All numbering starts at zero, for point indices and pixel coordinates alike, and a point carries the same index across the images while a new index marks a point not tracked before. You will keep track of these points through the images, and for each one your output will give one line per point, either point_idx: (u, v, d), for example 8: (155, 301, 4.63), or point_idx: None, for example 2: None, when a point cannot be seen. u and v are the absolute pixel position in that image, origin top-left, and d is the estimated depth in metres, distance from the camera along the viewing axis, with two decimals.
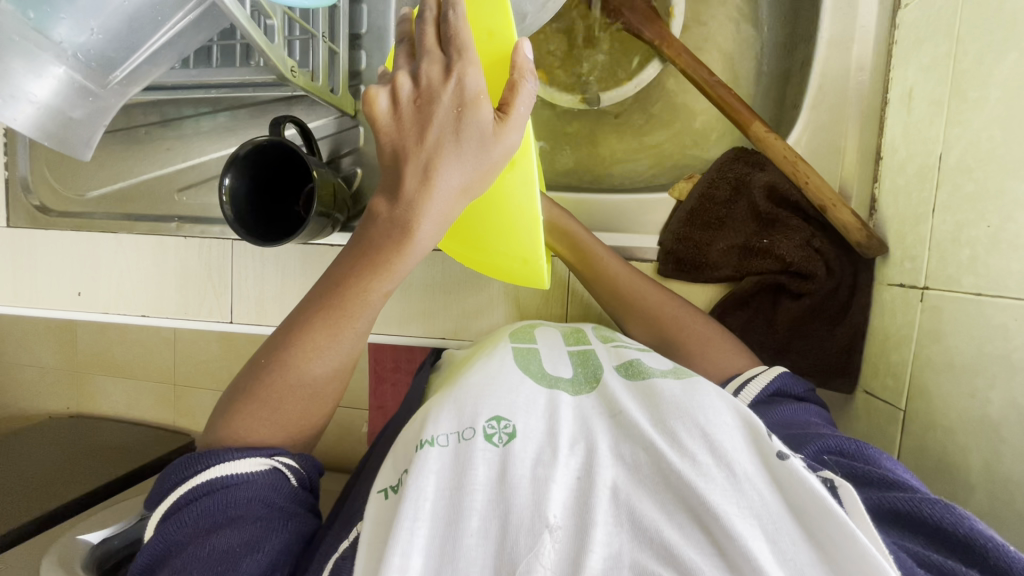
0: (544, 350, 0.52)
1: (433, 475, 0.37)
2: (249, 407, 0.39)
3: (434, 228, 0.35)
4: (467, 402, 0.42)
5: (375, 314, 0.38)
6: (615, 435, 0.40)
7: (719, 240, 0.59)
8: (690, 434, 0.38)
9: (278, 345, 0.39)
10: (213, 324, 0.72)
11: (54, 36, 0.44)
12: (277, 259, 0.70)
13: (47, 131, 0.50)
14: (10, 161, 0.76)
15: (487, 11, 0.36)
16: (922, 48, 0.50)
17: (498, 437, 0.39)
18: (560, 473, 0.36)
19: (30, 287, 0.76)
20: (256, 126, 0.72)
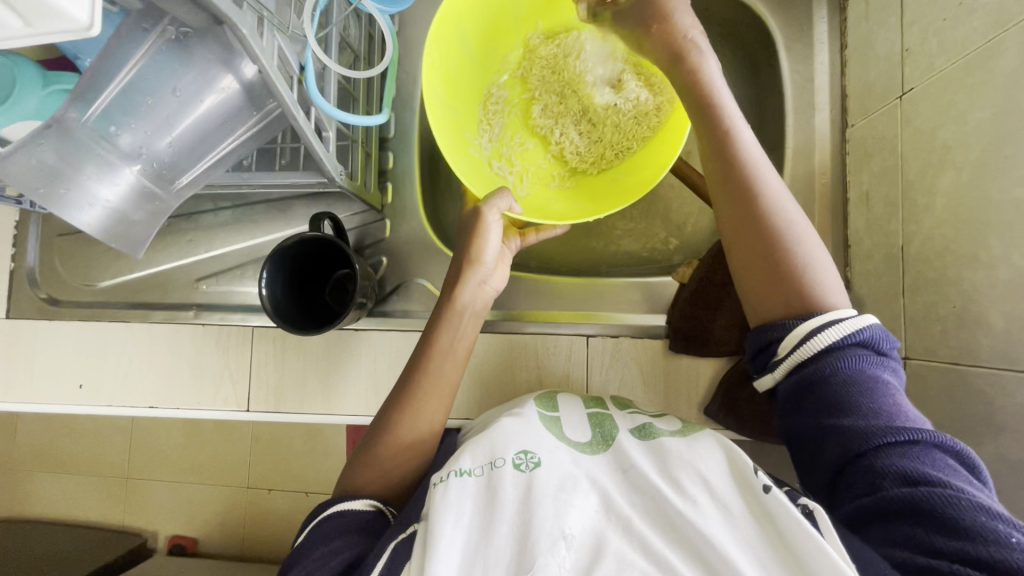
0: (564, 414, 0.57)
1: (470, 497, 0.46)
2: (361, 466, 0.54)
3: (468, 316, 0.58)
4: (499, 441, 0.50)
5: (444, 385, 0.57)
6: (628, 484, 0.48)
7: (721, 317, 0.65)
8: (691, 480, 0.46)
9: (381, 420, 0.55)
10: (227, 413, 0.71)
11: (122, 143, 0.49)
12: (299, 345, 0.71)
13: (110, 232, 0.53)
14: (17, 253, 0.76)
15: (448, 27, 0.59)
16: (872, 159, 0.61)
17: (525, 465, 0.47)
18: (579, 502, 0.45)
19: (25, 381, 0.73)
20: (278, 218, 0.75)
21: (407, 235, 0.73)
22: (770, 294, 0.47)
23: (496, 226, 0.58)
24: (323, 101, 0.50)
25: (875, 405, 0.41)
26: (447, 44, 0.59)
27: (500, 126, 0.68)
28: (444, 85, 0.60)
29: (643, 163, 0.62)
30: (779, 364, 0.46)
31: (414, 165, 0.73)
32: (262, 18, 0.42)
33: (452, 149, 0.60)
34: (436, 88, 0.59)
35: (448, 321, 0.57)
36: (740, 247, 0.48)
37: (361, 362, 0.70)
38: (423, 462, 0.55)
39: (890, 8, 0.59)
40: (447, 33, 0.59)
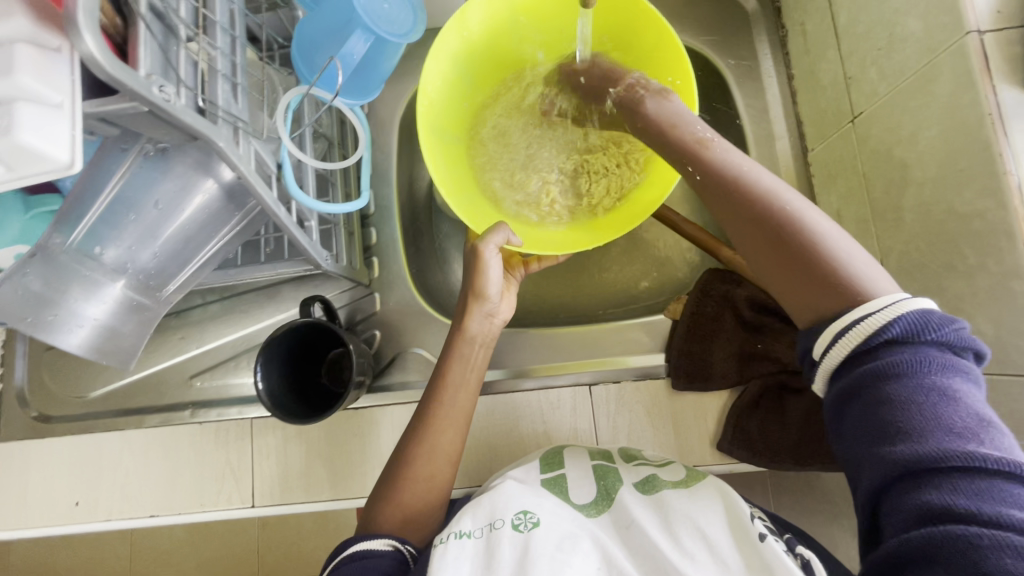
0: (569, 468, 0.56)
1: (468, 560, 0.45)
2: (378, 503, 0.54)
3: (479, 346, 0.59)
4: (500, 499, 0.50)
5: (459, 418, 0.57)
6: (628, 545, 0.48)
7: (719, 349, 0.67)
8: (690, 534, 0.47)
9: (398, 451, 0.56)
10: (231, 513, 0.69)
11: (103, 258, 0.49)
12: (301, 431, 0.70)
13: (98, 348, 0.52)
14: (6, 373, 0.75)
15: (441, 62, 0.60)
16: (837, 181, 0.64)
17: (524, 525, 0.47)
18: (579, 562, 0.45)
19: (19, 505, 0.70)
20: (267, 305, 0.75)
21: (398, 306, 0.73)
22: (796, 292, 0.43)
23: (496, 259, 0.57)
24: (302, 195, 0.50)
25: (910, 423, 0.36)
26: (444, 70, 0.61)
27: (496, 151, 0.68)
28: (440, 123, 0.63)
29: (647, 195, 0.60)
30: (817, 372, 0.42)
31: (397, 238, 0.75)
32: (237, 128, 0.43)
33: (446, 182, 0.60)
34: (432, 129, 0.61)
35: (459, 352, 0.58)
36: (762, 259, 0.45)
37: (366, 441, 0.69)
38: (440, 499, 0.55)
39: (828, 42, 0.63)
40: (438, 73, 0.60)
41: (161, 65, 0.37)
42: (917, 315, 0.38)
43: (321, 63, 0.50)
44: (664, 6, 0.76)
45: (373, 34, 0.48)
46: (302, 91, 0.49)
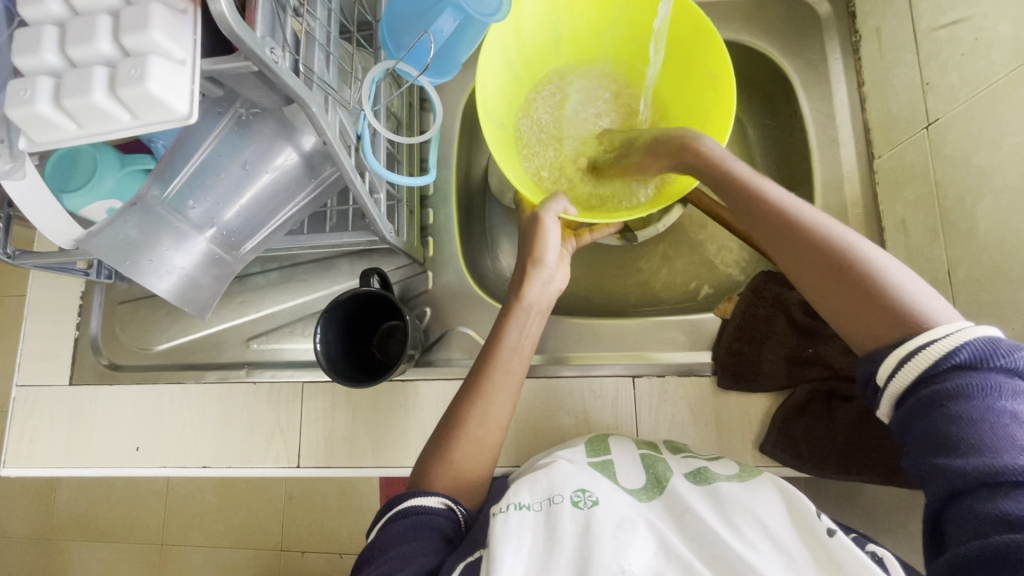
0: (617, 457, 0.57)
1: (529, 531, 0.46)
2: (429, 457, 0.56)
3: (536, 311, 0.61)
4: (558, 476, 0.51)
5: (512, 382, 0.59)
6: (685, 533, 0.48)
7: (768, 351, 0.66)
8: (751, 525, 0.47)
9: (452, 408, 0.58)
10: (278, 470, 0.72)
11: (191, 210, 0.53)
12: (348, 398, 0.72)
13: (181, 295, 0.55)
14: (82, 322, 0.80)
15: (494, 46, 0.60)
16: (905, 189, 0.62)
17: (584, 502, 0.48)
18: (639, 542, 0.45)
19: (86, 445, 0.75)
20: (324, 276, 0.78)
21: (449, 286, 0.75)
22: (855, 319, 0.43)
23: (555, 227, 0.61)
24: (376, 164, 0.53)
25: (977, 436, 0.36)
26: (500, 55, 0.62)
27: (538, 142, 0.69)
28: (498, 106, 0.64)
29: (690, 178, 0.60)
30: (881, 395, 0.42)
31: (453, 220, 0.77)
32: (328, 96, 0.46)
33: (506, 161, 0.61)
34: (492, 112, 0.62)
35: (515, 318, 0.60)
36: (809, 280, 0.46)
37: (410, 414, 0.71)
38: (489, 460, 0.57)
39: (905, 48, 0.62)
40: (495, 54, 0.61)
41: (272, 27, 0.39)
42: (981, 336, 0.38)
43: (409, 41, 0.53)
44: (734, 7, 0.76)
45: (463, 13, 0.51)
46: (387, 66, 0.51)
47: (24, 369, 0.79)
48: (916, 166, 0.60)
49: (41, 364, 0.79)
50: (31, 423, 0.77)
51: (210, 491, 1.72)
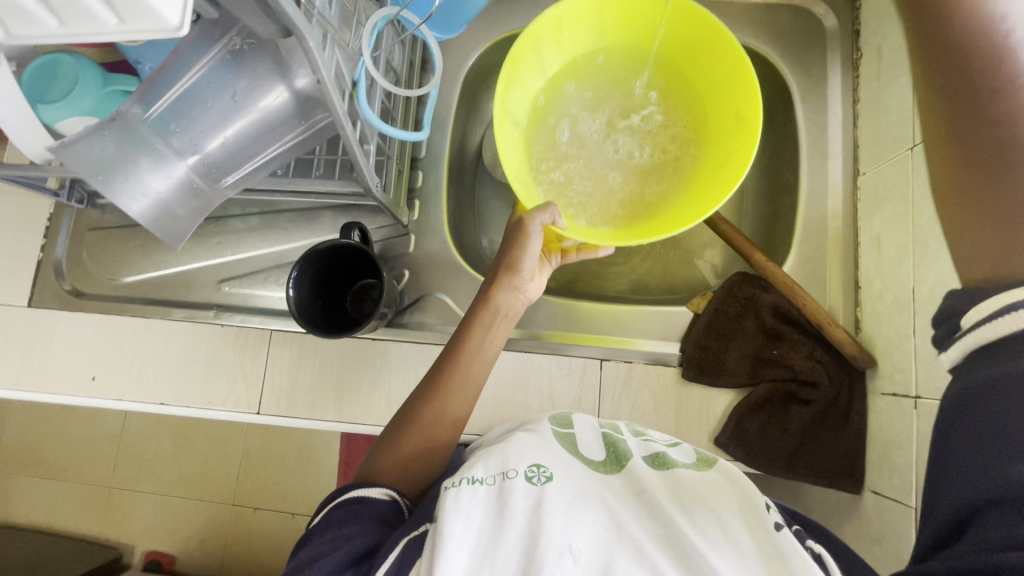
0: (579, 432, 0.59)
1: (480, 504, 0.47)
2: (379, 448, 0.56)
3: (504, 315, 0.61)
4: (512, 453, 0.51)
5: (470, 381, 0.59)
6: (640, 511, 0.50)
7: (734, 349, 0.67)
8: (704, 515, 0.49)
9: (410, 401, 0.58)
10: (238, 415, 0.71)
11: (171, 134, 0.51)
12: (316, 350, 0.72)
13: (154, 220, 0.53)
14: (46, 244, 0.77)
15: (525, 47, 0.61)
16: (883, 206, 0.64)
17: (537, 478, 0.49)
18: (589, 521, 0.47)
19: (41, 369, 0.74)
20: (306, 226, 0.77)
21: (431, 250, 0.75)
22: (973, 250, 0.40)
23: (538, 238, 0.58)
24: (370, 114, 0.52)
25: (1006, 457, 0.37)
26: (528, 56, 0.62)
27: (553, 152, 0.68)
28: (517, 109, 0.64)
29: (697, 209, 0.60)
30: (951, 351, 0.42)
31: (442, 186, 0.76)
32: (327, 33, 0.45)
33: (512, 159, 0.60)
34: (509, 112, 0.62)
35: (483, 319, 0.60)
36: (952, 163, 0.40)
37: (378, 373, 0.71)
38: (441, 453, 0.57)
39: (901, 70, 0.64)
40: (522, 55, 0.61)
41: None
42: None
43: None
44: (746, 10, 0.76)
45: None
46: (390, 11, 0.50)
47: None
48: (897, 186, 0.62)
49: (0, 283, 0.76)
50: None
51: (166, 438, 1.82)
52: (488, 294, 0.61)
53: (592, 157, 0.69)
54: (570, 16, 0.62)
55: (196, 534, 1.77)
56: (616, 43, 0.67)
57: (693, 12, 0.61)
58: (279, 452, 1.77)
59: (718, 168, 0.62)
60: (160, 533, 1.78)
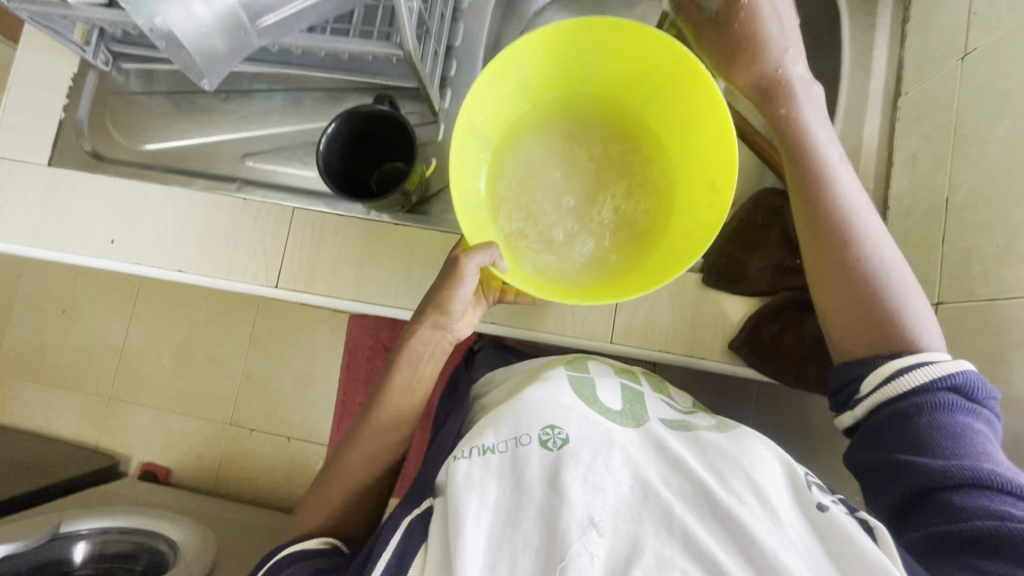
0: (598, 379, 0.63)
1: (495, 476, 0.50)
2: (311, 506, 0.64)
3: (426, 356, 0.65)
4: (524, 415, 0.53)
5: (387, 412, 0.64)
6: (669, 468, 0.50)
7: (756, 259, 0.68)
8: (738, 476, 0.48)
9: (342, 444, 0.65)
10: (254, 288, 0.71)
11: None
12: (337, 229, 0.71)
13: (190, 44, 0.52)
14: (70, 105, 0.76)
15: (494, 82, 0.55)
16: (923, 121, 0.64)
17: (552, 442, 0.50)
18: (612, 485, 0.48)
19: (59, 229, 0.73)
20: (335, 109, 0.76)
21: (459, 142, 0.74)
22: (859, 333, 0.54)
23: (472, 279, 0.58)
24: None
25: (956, 447, 0.47)
26: (499, 83, 0.56)
27: (509, 182, 0.63)
28: (490, 112, 0.59)
29: (653, 270, 0.57)
30: (858, 401, 0.53)
31: (474, 78, 0.75)
32: None
33: (462, 186, 0.56)
34: (472, 136, 0.57)
35: (407, 360, 0.64)
36: (813, 241, 0.56)
37: (399, 256, 0.71)
38: (375, 468, 0.64)
39: None
40: (494, 87, 0.56)
41: None
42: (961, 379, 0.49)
43: None
44: None
45: None
46: None
47: None
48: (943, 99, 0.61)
49: (21, 140, 0.75)
50: (2, 196, 0.74)
51: (167, 355, 1.83)
52: (412, 328, 0.63)
53: (550, 208, 0.63)
54: (541, 50, 0.56)
55: (191, 450, 1.80)
56: (602, 66, 0.60)
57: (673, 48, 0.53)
58: (278, 378, 1.79)
59: (682, 237, 0.57)
60: (156, 447, 1.80)
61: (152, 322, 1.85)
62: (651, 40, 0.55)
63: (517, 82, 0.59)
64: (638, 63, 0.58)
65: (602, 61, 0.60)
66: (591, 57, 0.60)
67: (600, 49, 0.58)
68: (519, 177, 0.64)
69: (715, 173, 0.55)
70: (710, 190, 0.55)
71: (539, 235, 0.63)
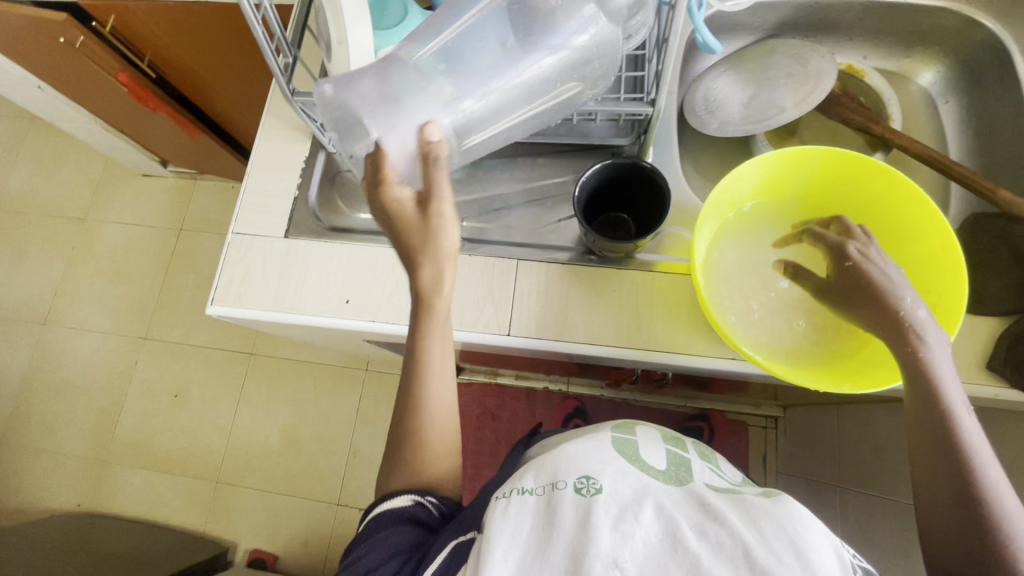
0: (642, 441, 0.63)
1: (529, 513, 0.52)
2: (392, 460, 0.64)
3: (434, 267, 0.59)
4: (560, 465, 0.56)
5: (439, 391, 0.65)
6: (703, 520, 0.51)
7: (993, 278, 0.70)
8: (779, 537, 0.49)
9: (408, 396, 0.65)
10: (488, 337, 0.74)
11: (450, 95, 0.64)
12: (563, 277, 0.75)
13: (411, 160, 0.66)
14: (302, 184, 0.84)
15: (726, 185, 0.66)
16: None
17: (586, 490, 0.53)
18: (640, 533, 0.49)
19: (296, 292, 0.78)
20: (542, 169, 0.83)
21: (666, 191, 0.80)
22: (940, 516, 0.50)
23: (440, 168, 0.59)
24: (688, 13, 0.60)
25: None
26: (730, 189, 0.67)
27: (733, 263, 0.70)
28: (721, 211, 0.68)
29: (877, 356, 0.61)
30: None
31: (672, 133, 0.82)
32: None
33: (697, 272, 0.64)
34: (704, 227, 0.66)
35: (420, 271, 0.60)
36: (952, 456, 0.51)
37: (624, 296, 0.74)
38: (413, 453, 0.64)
39: None
40: (728, 188, 0.67)
41: None
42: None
43: None
44: None
45: None
46: None
47: (240, 218, 0.82)
48: None
49: (260, 217, 0.82)
50: (242, 267, 0.80)
51: (274, 434, 1.83)
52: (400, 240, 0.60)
53: (762, 301, 0.69)
54: (769, 166, 0.67)
55: (296, 534, 1.74)
56: (820, 181, 0.69)
57: (896, 178, 0.63)
58: None
59: None
60: (262, 532, 1.75)
61: (260, 400, 1.87)
62: (867, 171, 0.65)
63: (744, 187, 0.69)
64: (851, 183, 0.67)
65: (821, 176, 0.68)
66: (812, 173, 0.68)
67: (817, 168, 0.67)
68: (738, 271, 0.70)
69: (927, 283, 0.62)
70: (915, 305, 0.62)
71: (761, 322, 0.68)
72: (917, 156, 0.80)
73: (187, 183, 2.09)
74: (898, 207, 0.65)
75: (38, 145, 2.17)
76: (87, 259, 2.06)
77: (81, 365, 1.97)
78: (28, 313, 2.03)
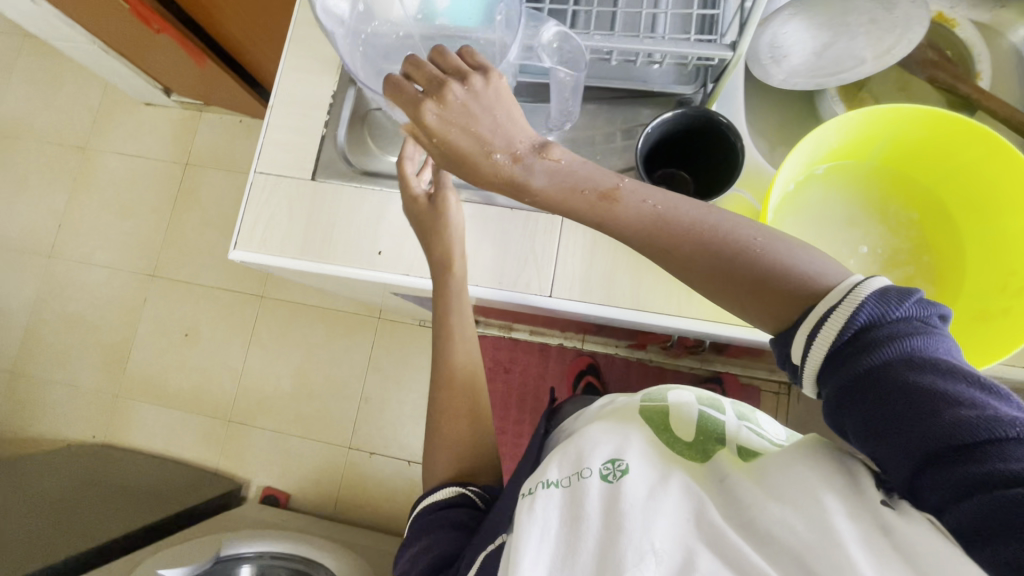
0: (672, 407, 0.57)
1: (555, 509, 0.44)
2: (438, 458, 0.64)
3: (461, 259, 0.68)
4: (579, 451, 0.48)
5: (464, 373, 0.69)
6: (735, 494, 0.43)
7: None
8: (798, 487, 0.40)
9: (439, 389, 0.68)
10: (528, 298, 0.70)
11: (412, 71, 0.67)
12: (611, 237, 0.70)
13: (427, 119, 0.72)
14: (329, 122, 0.77)
15: (804, 145, 0.61)
16: None
17: (612, 475, 0.45)
18: (671, 510, 0.42)
19: (324, 241, 0.73)
20: (592, 117, 0.75)
21: None
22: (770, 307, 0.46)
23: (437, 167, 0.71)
24: None
25: None
26: (806, 152, 0.62)
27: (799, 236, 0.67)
28: (793, 173, 0.63)
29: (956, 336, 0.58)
30: None
31: (738, 83, 0.75)
32: None
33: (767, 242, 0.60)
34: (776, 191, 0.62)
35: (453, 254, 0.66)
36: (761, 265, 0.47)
37: None
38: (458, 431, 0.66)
39: None
40: (805, 149, 0.62)
41: None
42: (876, 287, 0.42)
43: None
44: None
45: None
46: None
47: (263, 157, 0.76)
48: None
49: (284, 156, 0.76)
50: (266, 210, 0.75)
51: (285, 377, 1.83)
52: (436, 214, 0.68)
53: None
54: (851, 125, 0.62)
55: (308, 474, 1.78)
56: (904, 142, 0.63)
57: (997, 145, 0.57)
58: (397, 400, 1.77)
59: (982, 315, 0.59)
60: (274, 470, 1.79)
61: (271, 344, 1.85)
62: (962, 134, 0.59)
63: (821, 148, 0.64)
64: (940, 147, 0.62)
65: (906, 138, 0.63)
66: (897, 137, 0.63)
67: (902, 130, 0.62)
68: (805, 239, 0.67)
69: (1013, 263, 0.58)
70: (998, 285, 0.59)
71: None
72: (1005, 121, 0.73)
73: (192, 114, 1.98)
74: (993, 177, 0.59)
75: (32, 66, 2.05)
76: (90, 191, 1.99)
77: (89, 299, 1.94)
78: (33, 244, 1.98)
